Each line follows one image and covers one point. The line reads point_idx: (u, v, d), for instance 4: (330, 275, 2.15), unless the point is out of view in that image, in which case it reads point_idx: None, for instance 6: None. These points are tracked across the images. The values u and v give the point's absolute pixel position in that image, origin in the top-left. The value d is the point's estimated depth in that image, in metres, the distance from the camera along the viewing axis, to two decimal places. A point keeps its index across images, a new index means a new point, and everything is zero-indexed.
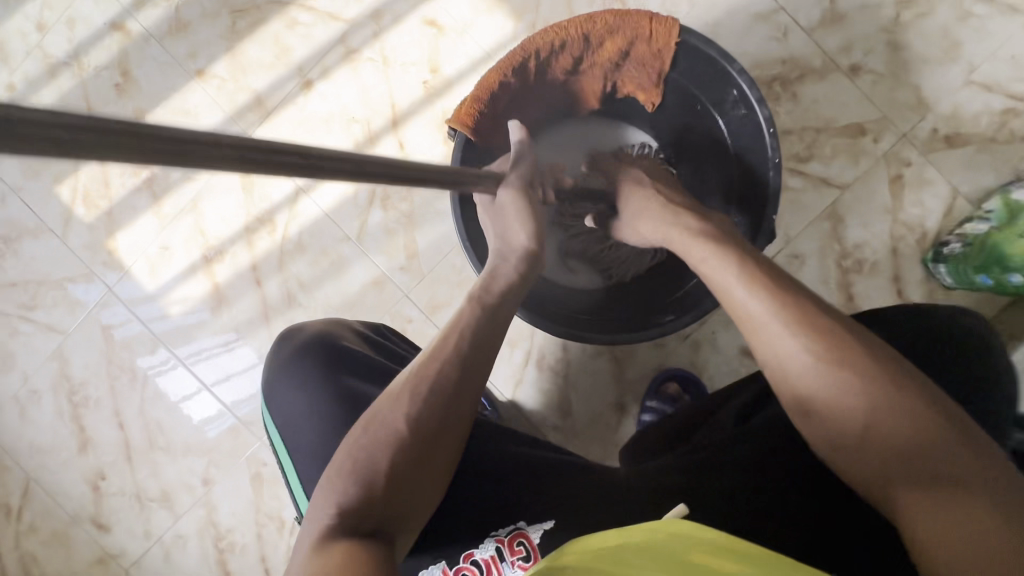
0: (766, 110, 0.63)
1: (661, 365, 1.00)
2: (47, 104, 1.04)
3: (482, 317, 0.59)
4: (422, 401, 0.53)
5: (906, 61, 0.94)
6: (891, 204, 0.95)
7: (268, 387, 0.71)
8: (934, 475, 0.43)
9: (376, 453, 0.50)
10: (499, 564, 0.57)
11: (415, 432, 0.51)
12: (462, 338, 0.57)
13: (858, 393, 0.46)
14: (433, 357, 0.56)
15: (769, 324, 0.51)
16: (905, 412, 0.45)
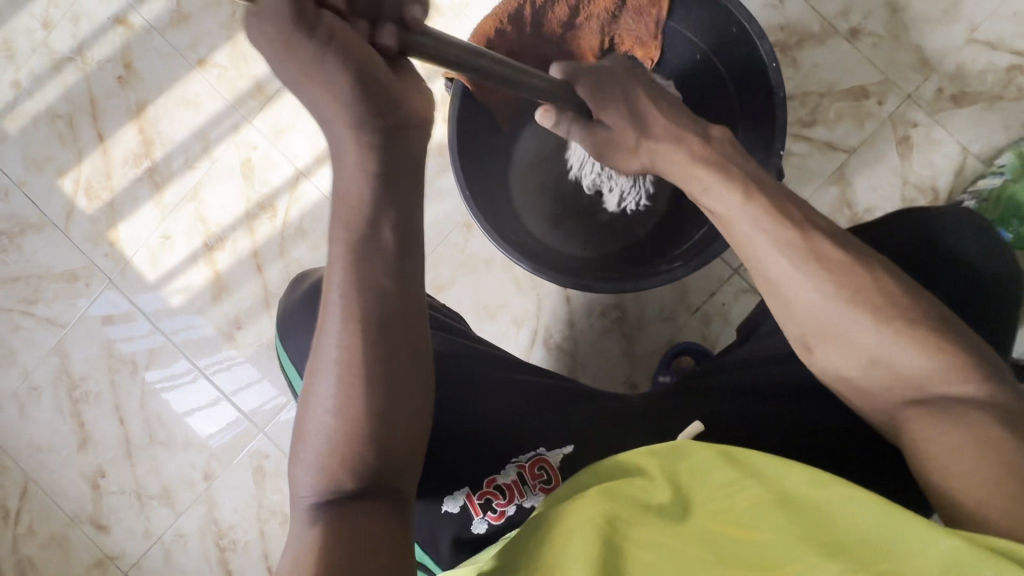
0: (767, 44, 0.63)
1: (671, 341, 0.97)
2: (52, 98, 1.05)
3: (363, 261, 0.48)
4: (341, 378, 0.46)
5: (906, 23, 0.93)
6: (901, 165, 0.93)
7: (280, 323, 0.71)
8: (924, 396, 0.48)
9: (321, 448, 0.46)
10: (521, 487, 0.60)
11: (345, 413, 0.46)
12: (341, 294, 0.47)
13: (865, 328, 0.49)
14: (326, 330, 0.47)
15: (786, 272, 0.53)
16: (906, 344, 0.48)
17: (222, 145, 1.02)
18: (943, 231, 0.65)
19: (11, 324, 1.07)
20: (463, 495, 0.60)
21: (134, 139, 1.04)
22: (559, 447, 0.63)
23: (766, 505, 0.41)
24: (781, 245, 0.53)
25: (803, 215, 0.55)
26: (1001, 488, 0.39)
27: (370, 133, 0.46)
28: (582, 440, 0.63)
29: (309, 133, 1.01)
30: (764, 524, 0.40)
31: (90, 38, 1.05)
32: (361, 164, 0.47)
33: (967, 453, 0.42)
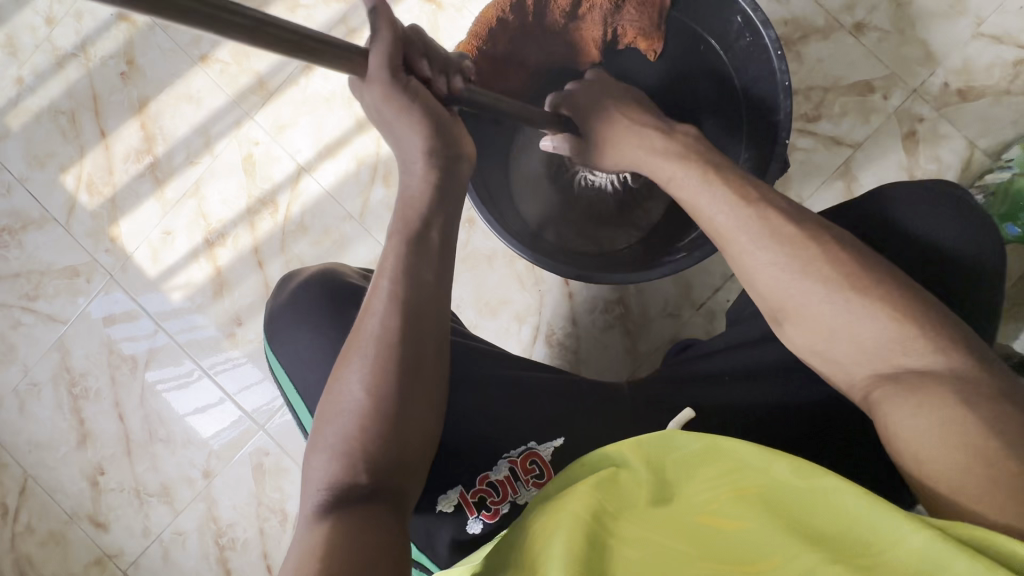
0: (771, 31, 0.63)
1: (675, 337, 0.96)
2: (54, 94, 1.06)
3: (411, 253, 0.51)
4: (378, 361, 0.48)
5: (912, 17, 0.93)
6: (907, 160, 0.92)
7: (268, 325, 0.68)
8: (895, 371, 0.47)
9: (346, 430, 0.46)
10: (513, 484, 0.59)
11: (376, 397, 0.47)
12: (389, 282, 0.50)
13: (821, 299, 0.49)
14: (371, 314, 0.50)
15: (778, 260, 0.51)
16: (866, 312, 0.48)
17: (223, 141, 1.02)
18: (907, 216, 0.65)
19: (12, 320, 1.07)
20: (457, 494, 0.59)
21: (136, 135, 1.04)
22: (550, 439, 0.62)
23: (747, 499, 0.41)
24: (756, 233, 0.53)
25: (766, 198, 0.56)
26: (972, 470, 0.39)
27: (437, 161, 0.54)
28: (576, 433, 0.62)
29: (310, 128, 1.01)
30: (740, 516, 0.40)
31: (93, 35, 1.05)
32: (428, 178, 0.54)
33: (940, 436, 0.42)
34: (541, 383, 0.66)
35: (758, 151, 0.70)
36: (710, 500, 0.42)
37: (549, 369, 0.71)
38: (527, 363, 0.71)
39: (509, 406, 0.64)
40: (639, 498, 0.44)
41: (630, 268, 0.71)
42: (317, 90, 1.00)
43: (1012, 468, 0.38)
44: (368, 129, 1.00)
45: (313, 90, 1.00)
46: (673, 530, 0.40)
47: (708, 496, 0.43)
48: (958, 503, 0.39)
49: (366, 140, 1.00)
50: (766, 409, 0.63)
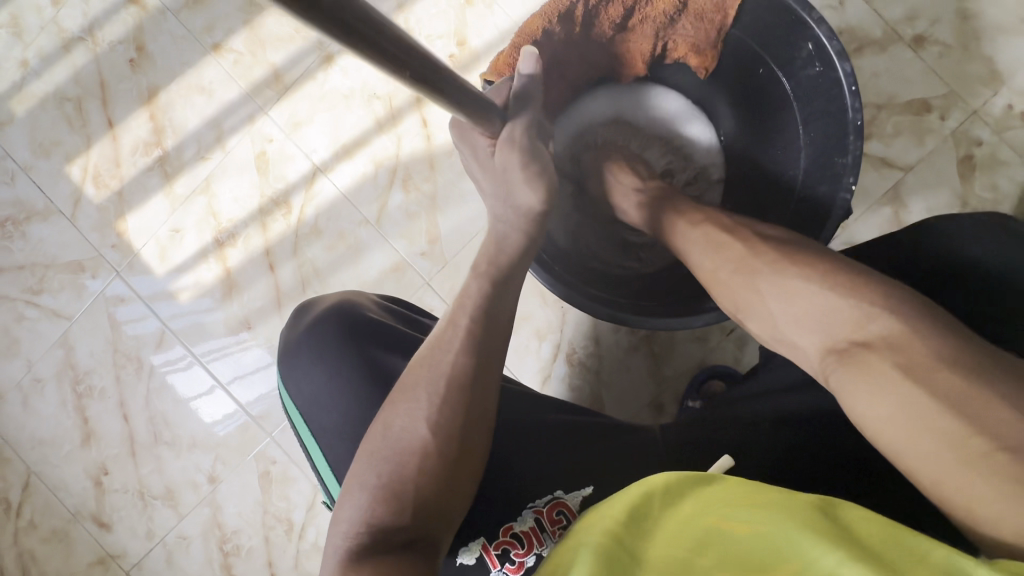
0: (847, 64, 0.60)
1: (702, 363, 0.92)
2: (61, 80, 1.01)
3: (490, 297, 0.58)
4: (445, 397, 0.51)
5: (977, 32, 0.86)
6: (961, 187, 0.86)
7: (282, 366, 0.65)
8: (843, 347, 0.45)
9: (403, 464, 0.49)
10: (539, 535, 0.55)
11: (438, 433, 0.50)
12: (468, 322, 0.55)
13: (762, 294, 0.52)
14: (444, 349, 0.54)
15: (777, 302, 0.51)
16: (817, 290, 0.48)
17: (236, 137, 0.97)
18: (970, 254, 0.58)
19: (15, 313, 1.04)
20: (479, 547, 0.56)
21: (144, 126, 0.99)
22: (577, 488, 0.58)
23: (764, 509, 0.41)
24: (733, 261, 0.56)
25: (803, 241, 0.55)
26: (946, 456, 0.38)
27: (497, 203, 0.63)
28: (608, 483, 0.58)
29: (328, 127, 0.95)
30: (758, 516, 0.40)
31: (101, 17, 0.99)
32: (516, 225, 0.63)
33: (909, 426, 0.40)
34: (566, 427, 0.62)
35: (817, 196, 0.67)
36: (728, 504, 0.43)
37: (575, 410, 0.67)
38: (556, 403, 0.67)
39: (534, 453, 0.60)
40: (654, 505, 0.44)
41: (672, 313, 0.67)
42: (335, 86, 0.95)
43: (978, 448, 0.37)
44: (387, 130, 0.95)
45: (331, 86, 0.95)
46: (695, 542, 0.40)
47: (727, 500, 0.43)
48: (943, 493, 0.39)
49: (386, 141, 0.95)
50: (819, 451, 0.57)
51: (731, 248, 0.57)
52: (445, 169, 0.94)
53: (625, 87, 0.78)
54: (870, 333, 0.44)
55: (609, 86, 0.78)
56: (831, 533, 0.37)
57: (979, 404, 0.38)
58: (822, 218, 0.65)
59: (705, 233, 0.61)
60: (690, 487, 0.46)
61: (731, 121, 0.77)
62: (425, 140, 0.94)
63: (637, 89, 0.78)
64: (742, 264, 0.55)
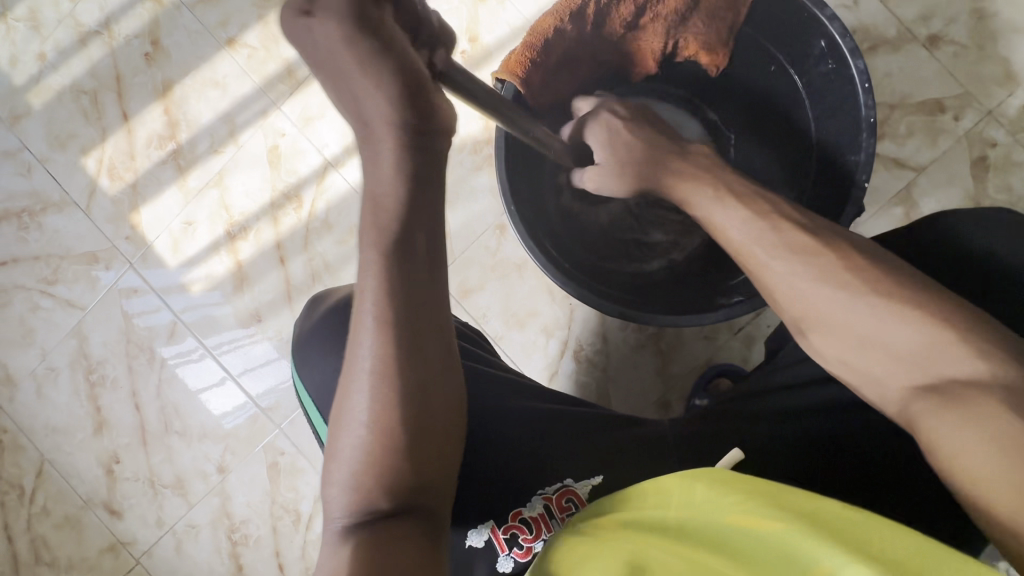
0: (860, 61, 0.60)
1: (709, 361, 0.92)
2: (77, 73, 1.02)
3: (399, 262, 0.44)
4: (386, 386, 0.44)
5: (993, 32, 0.86)
6: (974, 188, 0.85)
7: (297, 352, 0.65)
8: (933, 380, 0.44)
9: (358, 462, 0.44)
10: (547, 522, 0.55)
11: (381, 431, 0.44)
12: (375, 300, 0.44)
13: (844, 311, 0.48)
14: (364, 335, 0.44)
15: (866, 321, 0.47)
16: (918, 323, 0.45)
17: (248, 131, 0.98)
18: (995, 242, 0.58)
19: (30, 303, 1.06)
20: (488, 530, 0.56)
21: (159, 119, 1.01)
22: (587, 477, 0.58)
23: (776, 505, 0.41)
24: (771, 247, 0.53)
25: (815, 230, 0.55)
26: None
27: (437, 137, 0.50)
28: (617, 473, 0.58)
29: (340, 122, 0.96)
30: (780, 518, 0.40)
31: (117, 12, 1.01)
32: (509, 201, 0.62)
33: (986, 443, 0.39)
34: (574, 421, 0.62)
35: (828, 196, 0.67)
36: (741, 500, 0.41)
37: (582, 405, 0.67)
38: (563, 398, 0.67)
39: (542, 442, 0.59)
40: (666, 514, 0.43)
41: (683, 310, 0.67)
42: None
43: None
44: None
45: None
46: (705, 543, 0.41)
47: (738, 496, 0.42)
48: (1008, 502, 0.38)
49: None
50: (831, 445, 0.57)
51: (823, 256, 0.50)
52: (455, 166, 0.94)
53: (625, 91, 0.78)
54: (938, 373, 0.44)
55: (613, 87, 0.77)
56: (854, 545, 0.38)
57: None
58: (835, 214, 0.65)
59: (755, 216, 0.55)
60: (700, 478, 0.43)
61: (742, 120, 0.78)
62: None
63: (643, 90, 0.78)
64: (825, 273, 0.50)
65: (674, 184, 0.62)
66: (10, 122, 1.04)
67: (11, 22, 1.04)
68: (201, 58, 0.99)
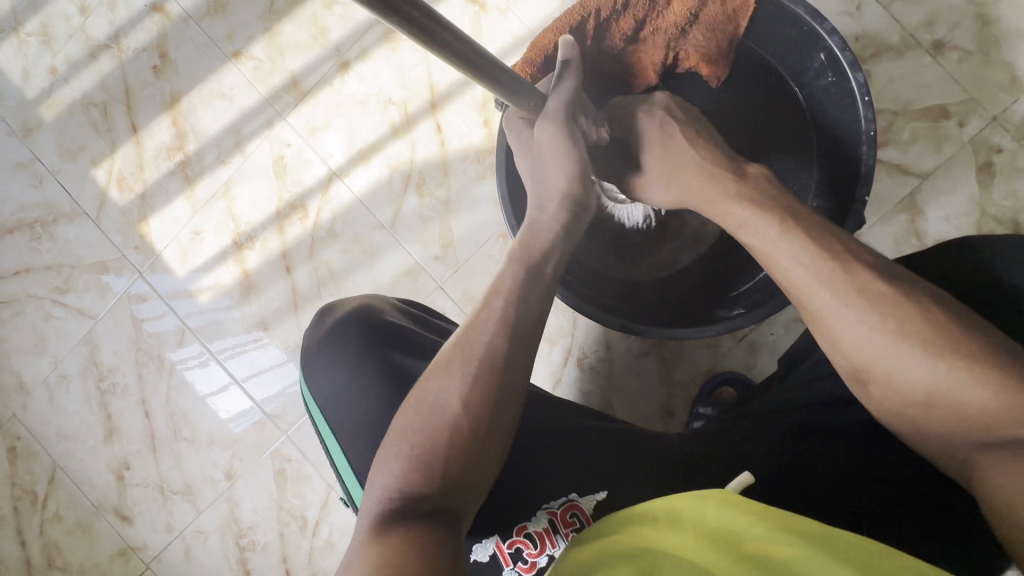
0: (860, 74, 0.60)
1: (712, 369, 0.92)
2: (87, 86, 1.04)
3: (526, 283, 0.54)
4: (479, 377, 0.49)
5: (997, 38, 0.85)
6: (979, 195, 0.85)
7: (306, 364, 0.66)
8: (994, 441, 0.44)
9: (432, 438, 0.47)
10: (552, 537, 0.56)
11: (469, 414, 0.47)
12: (502, 304, 0.52)
13: (911, 363, 0.47)
14: (478, 332, 0.51)
15: (930, 377, 0.46)
16: (985, 388, 0.44)
17: (255, 142, 0.99)
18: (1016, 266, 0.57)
19: (43, 312, 1.07)
20: (493, 544, 0.57)
21: (167, 131, 1.02)
22: (592, 492, 0.58)
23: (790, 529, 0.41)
24: (839, 289, 0.50)
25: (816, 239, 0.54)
26: None
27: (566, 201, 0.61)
28: (622, 489, 0.58)
29: (344, 132, 0.97)
30: (795, 543, 0.40)
31: (126, 26, 1.02)
32: (558, 216, 0.60)
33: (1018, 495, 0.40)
34: (581, 436, 0.62)
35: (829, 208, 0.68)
36: (754, 523, 0.42)
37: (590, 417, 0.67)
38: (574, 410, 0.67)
39: (548, 458, 0.60)
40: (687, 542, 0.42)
41: (683, 324, 0.67)
42: (352, 92, 0.97)
43: None
44: (402, 136, 0.96)
45: (347, 92, 0.97)
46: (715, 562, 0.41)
47: (751, 519, 0.42)
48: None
49: (400, 146, 0.96)
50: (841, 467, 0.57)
51: (898, 306, 0.48)
52: (459, 175, 0.95)
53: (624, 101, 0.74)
54: (1013, 434, 0.43)
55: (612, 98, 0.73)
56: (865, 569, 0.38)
57: None
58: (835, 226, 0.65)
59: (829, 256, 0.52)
60: (710, 496, 0.44)
61: None
62: (439, 145, 0.95)
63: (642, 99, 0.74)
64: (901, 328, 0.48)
65: (746, 215, 0.57)
66: (22, 135, 1.06)
67: (24, 37, 1.06)
68: (208, 70, 1.00)
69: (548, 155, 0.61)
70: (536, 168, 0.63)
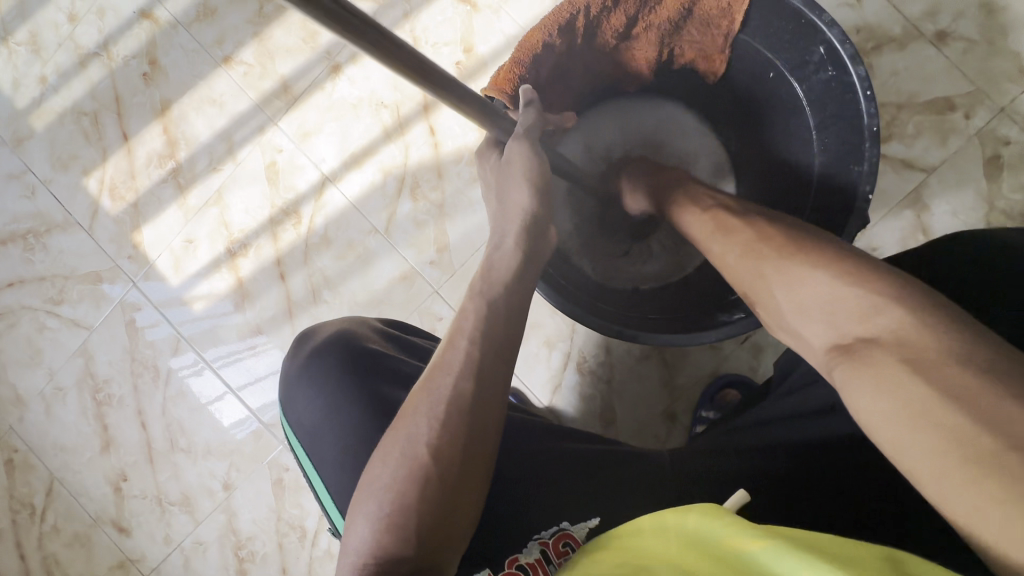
0: (861, 68, 0.58)
1: (715, 372, 0.90)
2: (77, 95, 1.03)
3: (490, 316, 0.53)
4: (447, 423, 0.46)
5: (1003, 27, 0.83)
6: (987, 188, 0.82)
7: (286, 392, 0.65)
8: (848, 343, 0.41)
9: (402, 493, 0.44)
10: (545, 567, 0.51)
11: (440, 462, 0.45)
12: (468, 343, 0.51)
13: (761, 275, 0.51)
14: (445, 373, 0.49)
15: (775, 286, 0.49)
16: (826, 278, 0.44)
17: (247, 148, 0.98)
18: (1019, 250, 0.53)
19: (38, 323, 1.07)
20: None
21: (159, 139, 1.01)
22: (584, 519, 0.55)
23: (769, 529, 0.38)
24: (714, 229, 0.58)
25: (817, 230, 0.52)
26: (947, 455, 0.32)
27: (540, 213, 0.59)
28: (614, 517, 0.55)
29: (337, 136, 0.96)
30: (765, 538, 0.36)
31: (116, 33, 1.01)
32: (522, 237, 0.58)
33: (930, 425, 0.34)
34: (569, 457, 0.59)
35: (829, 204, 0.66)
36: (728, 523, 0.39)
37: (578, 437, 0.64)
38: (562, 431, 0.64)
39: (531, 478, 0.57)
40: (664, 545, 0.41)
41: (677, 328, 0.65)
42: (343, 96, 0.95)
43: (985, 447, 0.31)
44: (395, 139, 0.94)
45: (339, 95, 0.95)
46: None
47: (726, 520, 0.39)
48: (957, 495, 0.32)
49: (394, 150, 0.95)
50: (839, 478, 0.53)
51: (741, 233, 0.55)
52: (453, 178, 0.93)
53: (621, 104, 0.77)
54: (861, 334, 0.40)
55: (607, 98, 0.77)
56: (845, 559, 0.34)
57: (990, 400, 0.32)
58: (837, 225, 0.63)
59: (745, 237, 0.54)
60: (694, 507, 0.42)
61: (736, 130, 0.76)
62: (433, 148, 0.94)
63: (639, 100, 0.77)
64: (748, 248, 0.53)
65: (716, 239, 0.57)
66: (13, 145, 1.06)
67: (13, 46, 1.06)
68: (198, 76, 0.99)
69: (512, 176, 0.59)
70: (502, 184, 0.60)
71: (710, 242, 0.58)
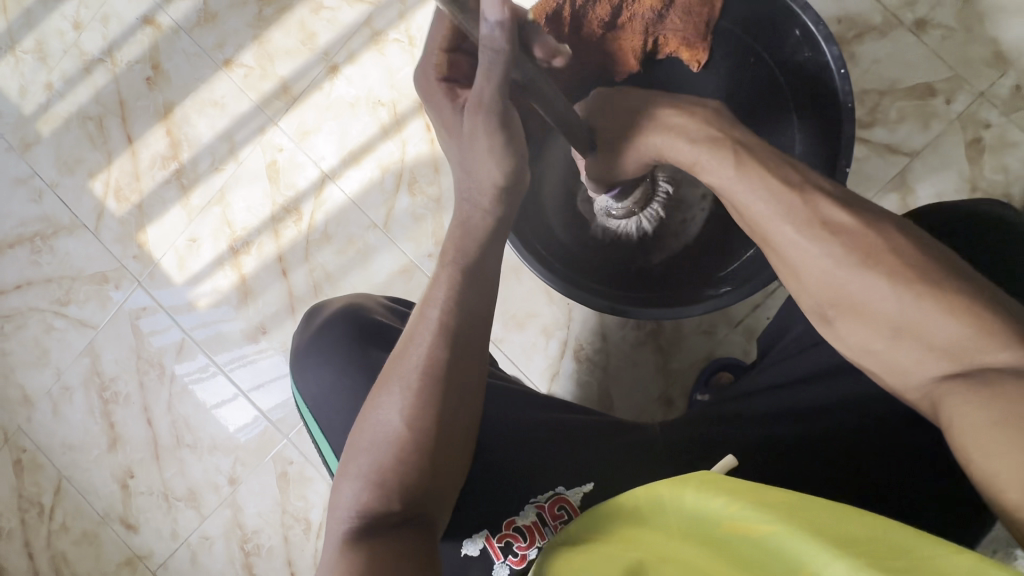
0: (834, 47, 0.62)
1: (709, 356, 0.91)
2: (82, 100, 1.06)
3: (463, 285, 0.55)
4: (419, 390, 0.51)
5: (980, 14, 0.85)
6: (970, 170, 0.85)
7: (295, 364, 0.66)
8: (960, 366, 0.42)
9: (382, 454, 0.49)
10: (541, 530, 0.55)
11: (415, 425, 0.50)
12: (438, 313, 0.54)
13: (786, 214, 0.49)
14: (416, 344, 0.53)
15: (790, 237, 0.49)
16: (864, 236, 0.47)
17: (248, 147, 1.01)
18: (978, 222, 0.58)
19: (45, 324, 1.09)
20: (483, 538, 0.56)
21: (162, 141, 1.04)
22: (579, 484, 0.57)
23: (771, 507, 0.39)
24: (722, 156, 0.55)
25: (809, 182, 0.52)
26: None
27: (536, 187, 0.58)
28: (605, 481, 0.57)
29: (335, 135, 0.98)
30: (767, 519, 0.38)
31: (120, 39, 1.04)
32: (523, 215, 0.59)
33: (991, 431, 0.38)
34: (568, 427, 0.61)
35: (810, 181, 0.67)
36: (728, 503, 0.40)
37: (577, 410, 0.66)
38: (564, 404, 0.67)
39: (531, 448, 0.59)
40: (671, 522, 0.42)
41: (668, 302, 0.68)
42: (342, 95, 0.98)
43: None
44: (392, 135, 0.97)
45: (338, 94, 0.98)
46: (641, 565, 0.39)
47: (724, 500, 0.40)
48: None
49: (391, 146, 0.97)
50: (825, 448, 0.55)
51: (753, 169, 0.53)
52: (449, 172, 0.96)
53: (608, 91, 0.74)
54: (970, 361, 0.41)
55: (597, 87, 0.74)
56: (845, 541, 0.36)
57: None
58: None
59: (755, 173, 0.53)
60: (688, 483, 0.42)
61: None
62: (429, 144, 0.96)
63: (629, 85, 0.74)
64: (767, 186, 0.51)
65: (795, 243, 0.49)
66: (20, 150, 1.08)
67: (20, 54, 1.09)
68: (199, 79, 1.02)
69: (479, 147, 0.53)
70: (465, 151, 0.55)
71: (753, 204, 0.52)
